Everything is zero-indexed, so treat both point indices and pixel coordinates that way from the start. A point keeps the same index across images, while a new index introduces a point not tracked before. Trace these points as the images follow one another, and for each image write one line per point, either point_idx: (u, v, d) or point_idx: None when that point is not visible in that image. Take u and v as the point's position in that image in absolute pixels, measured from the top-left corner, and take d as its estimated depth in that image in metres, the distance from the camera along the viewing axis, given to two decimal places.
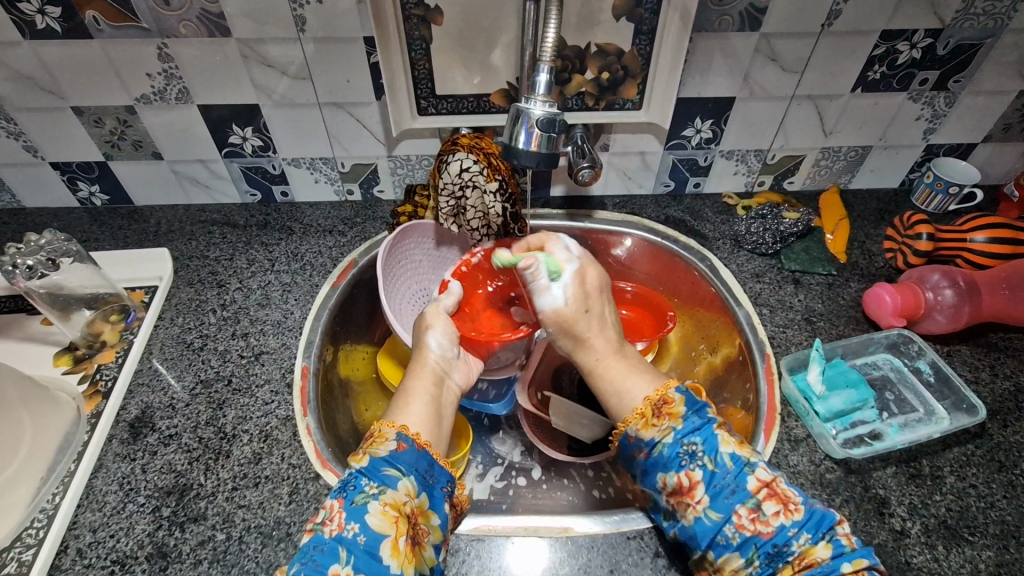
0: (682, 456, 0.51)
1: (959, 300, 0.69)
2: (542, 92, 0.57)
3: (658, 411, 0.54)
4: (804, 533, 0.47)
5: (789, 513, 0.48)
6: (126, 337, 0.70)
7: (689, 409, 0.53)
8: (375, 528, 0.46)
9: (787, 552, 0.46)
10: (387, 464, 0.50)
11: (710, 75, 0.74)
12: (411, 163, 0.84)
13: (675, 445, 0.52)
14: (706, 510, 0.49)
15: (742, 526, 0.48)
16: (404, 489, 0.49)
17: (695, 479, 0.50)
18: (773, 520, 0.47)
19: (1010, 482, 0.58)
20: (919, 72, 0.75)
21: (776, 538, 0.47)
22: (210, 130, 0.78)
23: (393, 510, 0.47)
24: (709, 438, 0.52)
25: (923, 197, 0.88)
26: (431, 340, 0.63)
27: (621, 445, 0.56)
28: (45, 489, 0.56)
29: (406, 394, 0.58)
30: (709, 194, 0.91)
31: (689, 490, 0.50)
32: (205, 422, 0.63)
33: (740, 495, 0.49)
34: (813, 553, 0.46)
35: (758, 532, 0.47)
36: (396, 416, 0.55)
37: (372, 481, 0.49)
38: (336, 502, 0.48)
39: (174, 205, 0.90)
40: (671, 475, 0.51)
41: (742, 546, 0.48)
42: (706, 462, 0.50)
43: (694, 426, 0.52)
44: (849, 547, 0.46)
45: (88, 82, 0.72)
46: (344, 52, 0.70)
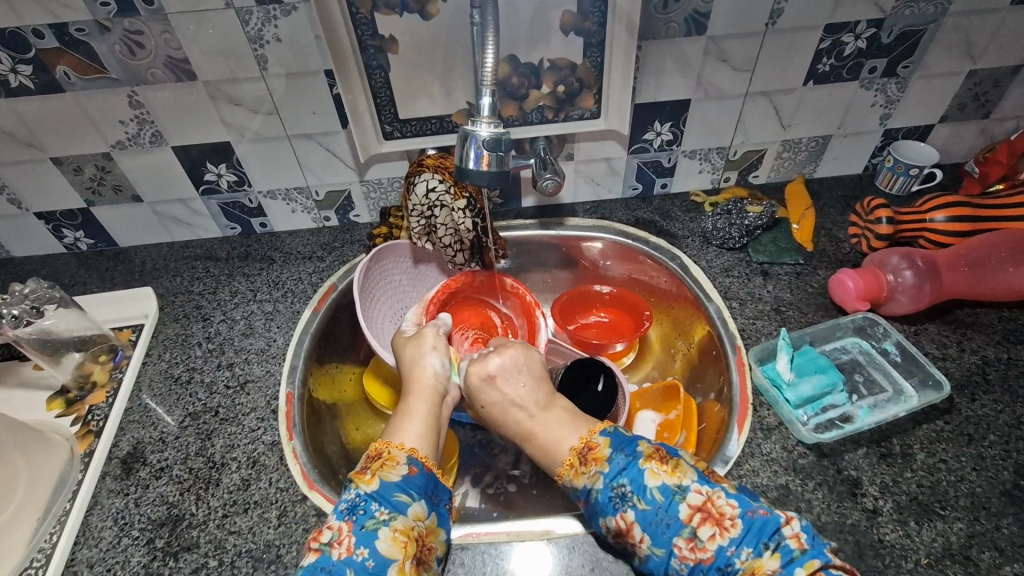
0: (613, 500, 0.52)
1: (920, 280, 0.71)
2: (489, 113, 0.59)
3: (584, 459, 0.56)
4: (744, 548, 0.47)
5: (726, 531, 0.48)
6: (116, 376, 0.73)
7: (613, 450, 0.55)
8: (384, 554, 0.48)
9: (732, 572, 0.47)
10: (399, 489, 0.52)
11: (663, 80, 0.77)
12: (384, 186, 0.86)
13: (605, 491, 0.53)
14: (650, 548, 0.50)
15: (685, 557, 0.49)
16: (414, 514, 0.51)
17: (630, 519, 0.51)
18: (711, 545, 0.48)
19: (980, 454, 0.59)
20: (867, 60, 0.78)
21: (718, 561, 0.48)
22: (186, 170, 0.81)
23: (402, 535, 0.50)
24: (635, 476, 0.52)
25: (886, 180, 0.90)
26: (433, 360, 0.64)
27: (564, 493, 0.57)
28: (44, 528, 0.58)
29: (408, 412, 0.60)
30: (677, 194, 0.93)
31: (628, 532, 0.51)
32: (195, 453, 0.64)
33: (675, 527, 0.50)
34: (760, 567, 0.46)
35: (700, 560, 0.48)
36: (398, 437, 0.57)
37: (383, 507, 0.51)
38: (345, 525, 0.50)
39: (158, 244, 0.92)
40: (610, 519, 0.52)
41: (693, 575, 0.49)
42: (636, 503, 0.51)
43: (619, 468, 0.53)
44: (798, 550, 0.46)
45: (65, 132, 0.75)
46: (309, 86, 0.72)
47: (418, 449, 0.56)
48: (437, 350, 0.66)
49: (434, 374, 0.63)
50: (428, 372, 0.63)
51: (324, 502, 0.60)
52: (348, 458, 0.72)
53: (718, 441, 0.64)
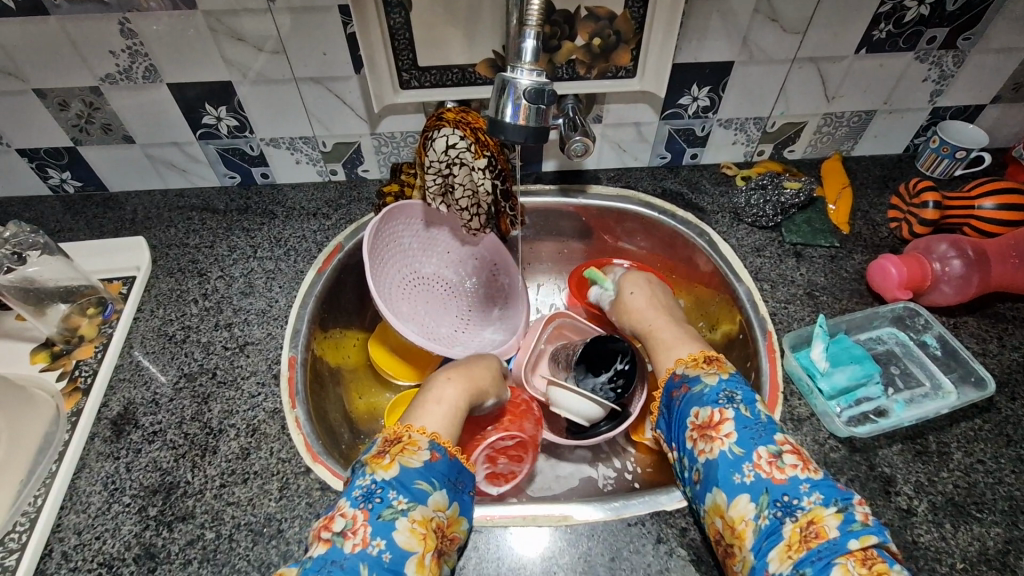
0: (720, 397, 0.53)
1: (968, 270, 0.67)
2: (530, 59, 0.53)
3: (709, 360, 0.57)
4: (817, 492, 0.46)
5: (807, 471, 0.47)
6: (105, 331, 0.68)
7: (738, 371, 0.57)
8: (403, 546, 0.45)
9: (797, 506, 0.46)
10: (419, 478, 0.49)
11: (707, 39, 0.70)
12: (396, 141, 0.80)
13: (716, 387, 0.54)
14: (730, 445, 0.50)
15: (759, 467, 0.48)
16: (435, 505, 0.48)
17: (727, 416, 0.52)
18: (790, 471, 0.47)
19: (1019, 456, 0.57)
20: (927, 30, 0.71)
21: (787, 489, 0.47)
22: (182, 111, 0.74)
23: (421, 527, 0.46)
24: (748, 392, 0.54)
25: (928, 162, 0.84)
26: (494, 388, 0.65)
27: (664, 387, 0.59)
28: (26, 492, 0.54)
29: (434, 402, 0.58)
30: (707, 165, 0.87)
31: (717, 424, 0.52)
32: (190, 418, 0.61)
33: (766, 440, 0.50)
34: (821, 519, 0.44)
35: (772, 477, 0.47)
36: (421, 420, 0.55)
37: (401, 496, 0.47)
38: (360, 513, 0.46)
39: (151, 190, 0.86)
40: (705, 410, 0.53)
41: (754, 488, 0.48)
42: (742, 407, 0.52)
43: (738, 381, 0.55)
44: (861, 522, 0.44)
45: (49, 62, 0.68)
46: (320, 23, 0.66)
47: (440, 434, 0.54)
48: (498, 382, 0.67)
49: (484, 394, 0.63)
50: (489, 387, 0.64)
51: (328, 476, 0.57)
52: (352, 427, 0.70)
53: None
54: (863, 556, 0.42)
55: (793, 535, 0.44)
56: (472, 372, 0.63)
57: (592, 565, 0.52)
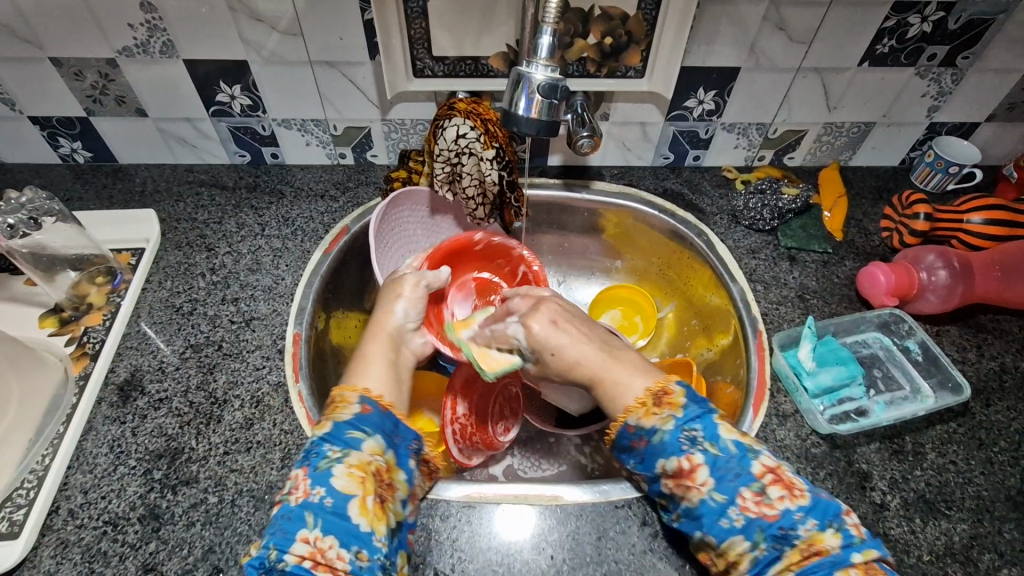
0: (682, 441, 0.51)
1: (953, 281, 0.70)
2: (545, 55, 0.54)
3: (658, 401, 0.54)
4: (810, 518, 0.47)
5: (795, 498, 0.48)
6: (113, 300, 0.69)
7: (689, 399, 0.54)
8: (342, 490, 0.47)
9: (793, 535, 0.47)
10: (350, 427, 0.51)
11: (716, 44, 0.72)
12: (406, 128, 0.82)
13: (675, 432, 0.52)
14: (710, 493, 0.49)
15: (746, 508, 0.48)
16: (369, 449, 0.50)
17: (698, 462, 0.50)
18: (779, 504, 0.48)
19: (989, 459, 0.60)
20: (927, 46, 0.74)
21: (781, 521, 0.47)
22: (197, 87, 0.75)
23: (358, 471, 0.49)
24: (709, 425, 0.52)
25: (922, 175, 0.87)
26: (399, 305, 0.62)
27: (616, 435, 0.55)
28: (35, 451, 0.56)
29: (364, 355, 0.59)
30: (708, 167, 0.89)
31: (690, 473, 0.50)
32: (196, 387, 0.62)
33: (744, 478, 0.49)
34: (821, 540, 0.46)
35: (762, 514, 0.47)
36: (355, 380, 0.56)
37: (334, 446, 0.50)
38: (301, 471, 0.49)
39: (160, 164, 0.87)
40: (671, 460, 0.51)
41: (747, 529, 0.47)
42: (708, 447, 0.51)
43: (694, 414, 0.52)
44: (858, 537, 0.47)
45: (67, 30, 0.68)
46: (338, 7, 0.67)
47: (373, 389, 0.56)
48: (410, 299, 0.63)
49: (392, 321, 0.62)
50: (393, 323, 0.61)
51: None
52: None
53: (732, 422, 0.64)
54: (867, 568, 0.45)
55: (798, 564, 0.46)
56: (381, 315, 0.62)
57: (580, 543, 0.54)
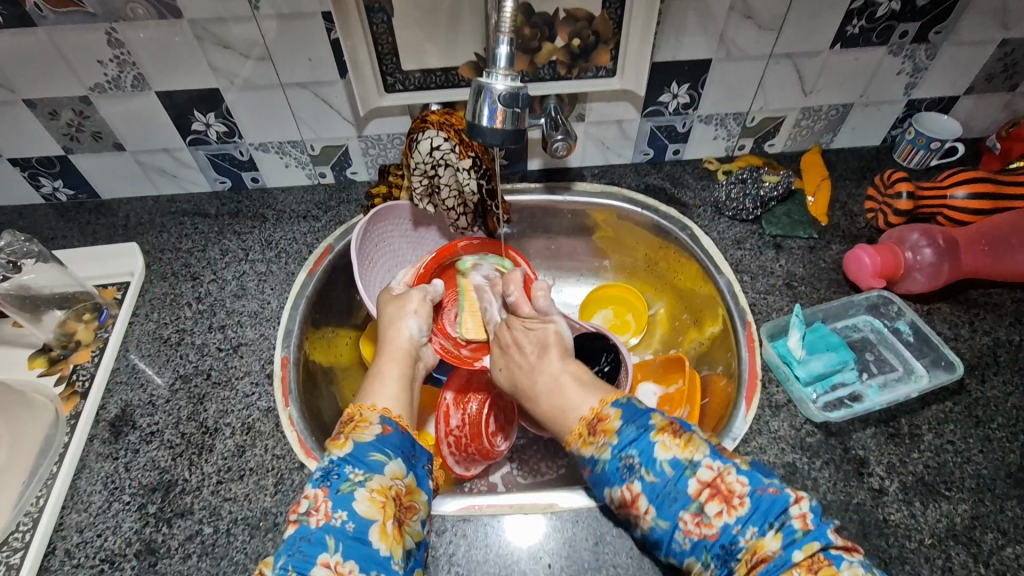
0: (621, 470, 0.52)
1: (939, 258, 0.69)
2: (505, 65, 0.54)
3: (593, 429, 0.55)
4: (748, 528, 0.46)
5: (733, 510, 0.47)
6: (101, 335, 0.69)
7: (624, 421, 0.54)
8: (363, 515, 0.48)
9: (736, 550, 0.46)
10: (372, 449, 0.52)
11: (685, 37, 0.72)
12: (383, 143, 0.82)
13: (613, 461, 0.52)
14: (655, 520, 0.49)
15: (689, 532, 0.48)
16: (390, 473, 0.51)
17: (637, 491, 0.50)
18: (717, 521, 0.47)
19: (987, 436, 0.59)
20: (899, 24, 0.73)
21: (721, 538, 0.47)
22: (172, 118, 0.76)
23: (380, 495, 0.49)
24: (643, 449, 0.51)
25: (905, 153, 0.86)
26: (412, 322, 0.66)
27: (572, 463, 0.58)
28: (29, 492, 0.56)
29: (380, 375, 0.61)
30: (689, 160, 0.89)
31: (633, 503, 0.51)
32: (187, 418, 0.62)
33: (682, 501, 0.49)
34: (762, 547, 0.45)
35: (704, 535, 0.47)
36: (371, 399, 0.58)
37: (357, 469, 0.50)
38: (320, 491, 0.49)
39: (142, 197, 0.87)
40: (615, 488, 0.52)
41: (695, 550, 0.48)
42: (644, 474, 0.50)
43: (629, 439, 0.52)
44: (801, 531, 0.45)
45: (38, 71, 0.69)
46: (304, 29, 0.67)
47: (390, 409, 0.57)
48: (419, 315, 0.66)
49: (409, 339, 0.65)
50: (404, 337, 0.65)
51: None
52: None
53: (726, 417, 0.64)
54: (811, 564, 0.43)
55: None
56: (395, 335, 0.65)
57: (577, 550, 0.54)
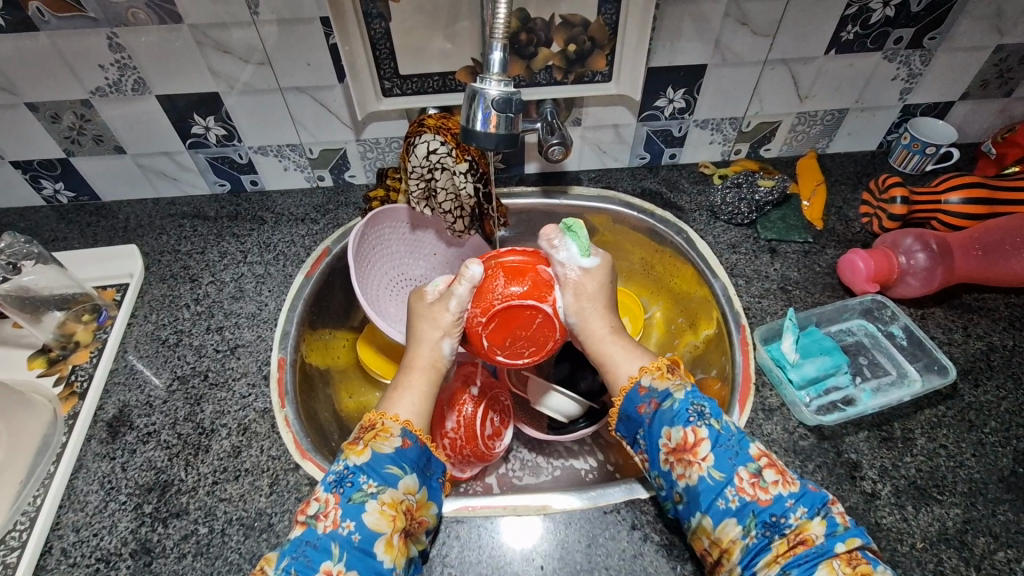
0: (690, 413, 0.53)
1: (932, 263, 0.69)
2: (498, 70, 0.55)
3: (672, 370, 0.57)
4: (801, 507, 0.48)
5: (787, 484, 0.49)
6: (100, 336, 0.70)
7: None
8: (371, 527, 0.48)
9: (784, 524, 0.48)
10: (390, 462, 0.51)
11: (680, 42, 0.72)
12: (381, 147, 0.82)
13: (685, 402, 0.54)
14: (710, 470, 0.50)
15: (743, 490, 0.49)
16: (403, 487, 0.51)
17: (702, 436, 0.52)
18: (773, 489, 0.49)
19: (980, 440, 0.59)
20: (893, 30, 0.74)
21: (774, 508, 0.48)
22: (172, 121, 0.76)
23: (390, 509, 0.49)
24: (715, 405, 0.54)
25: (900, 158, 0.87)
26: (445, 343, 0.60)
27: (627, 398, 0.57)
28: (26, 492, 0.57)
29: (400, 384, 0.59)
30: (686, 164, 0.90)
31: (694, 447, 0.51)
32: (183, 418, 0.63)
33: (742, 458, 0.51)
34: (808, 529, 0.47)
35: (756, 498, 0.49)
36: (389, 408, 0.57)
37: (371, 480, 0.50)
38: (332, 497, 0.49)
39: (142, 199, 0.88)
40: (677, 430, 0.52)
41: (741, 511, 0.49)
42: (713, 423, 0.52)
43: (703, 392, 0.55)
44: (842, 525, 0.48)
45: (40, 75, 0.69)
46: (302, 34, 0.68)
47: (412, 421, 0.56)
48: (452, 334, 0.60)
49: (440, 356, 0.60)
50: (433, 351, 0.60)
51: (317, 471, 0.59)
52: (341, 425, 0.72)
53: None
54: (850, 558, 0.46)
55: (785, 555, 0.46)
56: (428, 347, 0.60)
57: (570, 552, 0.54)
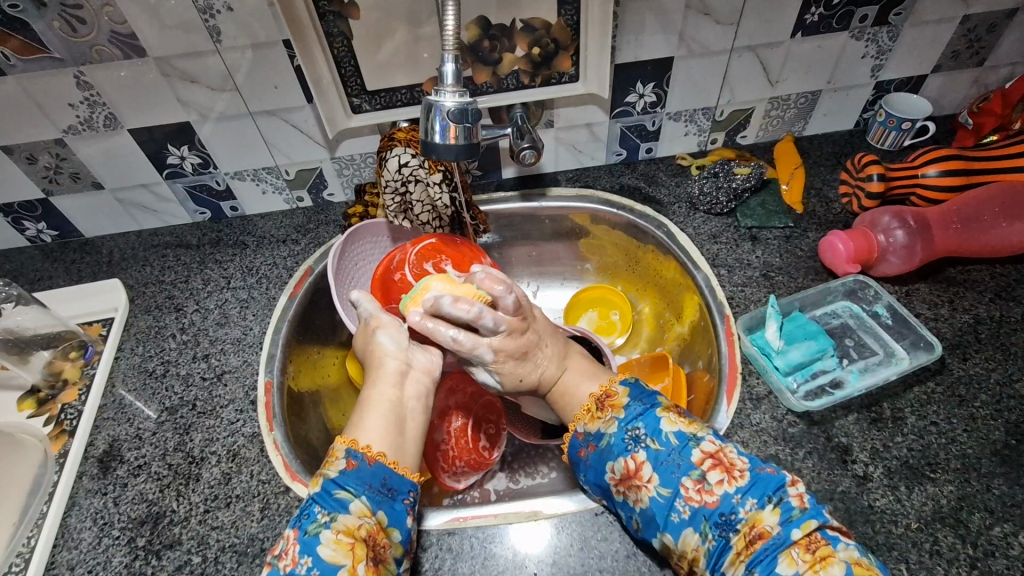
0: (627, 441, 0.53)
1: (911, 239, 0.69)
2: (452, 82, 0.55)
3: (601, 405, 0.56)
4: (749, 499, 0.48)
5: (734, 480, 0.49)
6: (87, 373, 0.70)
7: (631, 398, 0.55)
8: (328, 560, 0.46)
9: (735, 520, 0.47)
10: (338, 488, 0.50)
11: (645, 37, 0.72)
12: (357, 163, 0.83)
13: (618, 433, 0.54)
14: (656, 489, 0.50)
15: (691, 499, 0.49)
16: (357, 512, 0.49)
17: (641, 460, 0.52)
18: (718, 490, 0.49)
19: (971, 415, 0.59)
20: (858, 9, 0.73)
21: (723, 507, 0.48)
22: (147, 154, 0.77)
23: (346, 537, 0.48)
24: (650, 421, 0.53)
25: (878, 135, 0.86)
26: (382, 337, 0.59)
27: (571, 445, 0.58)
28: (20, 533, 0.57)
29: (364, 401, 0.56)
30: (663, 158, 0.89)
31: (636, 472, 0.51)
32: (173, 449, 0.63)
33: (686, 468, 0.50)
34: (761, 520, 0.47)
35: (705, 503, 0.49)
36: (351, 428, 0.55)
37: (323, 509, 0.49)
38: (292, 533, 0.49)
39: (125, 232, 0.88)
40: (618, 461, 0.53)
41: (694, 519, 0.49)
42: (650, 443, 0.52)
43: (635, 413, 0.54)
44: (798, 508, 0.47)
45: (11, 119, 0.70)
46: (268, 58, 0.68)
47: (361, 440, 0.54)
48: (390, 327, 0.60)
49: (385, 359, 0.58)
50: (383, 356, 0.59)
51: (308, 493, 0.59)
52: (333, 443, 0.72)
53: (708, 412, 0.64)
54: (808, 540, 0.45)
55: (744, 551, 0.46)
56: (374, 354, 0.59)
57: (563, 557, 0.54)
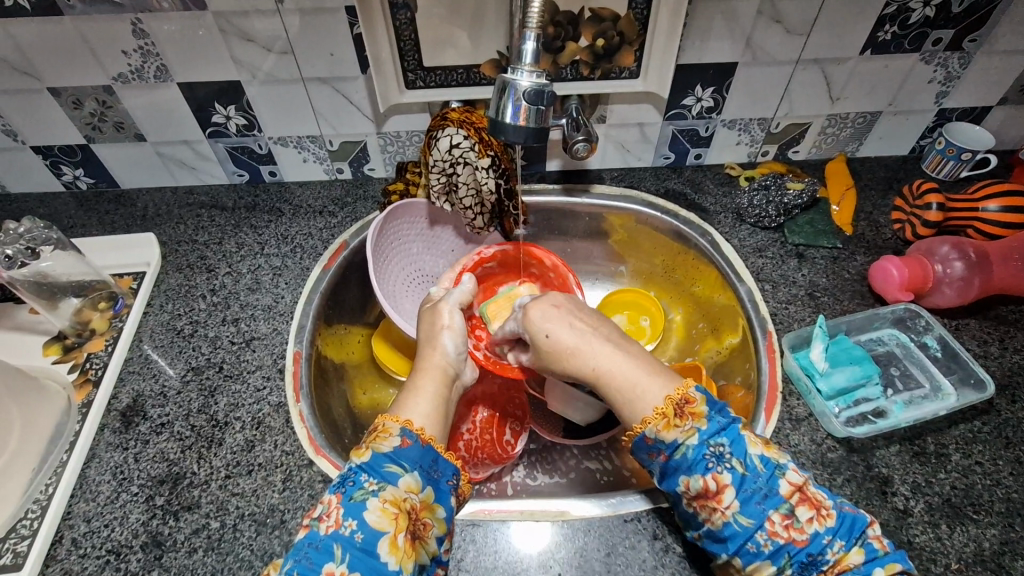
0: (708, 459, 0.48)
1: (970, 272, 0.67)
2: (530, 61, 0.54)
3: (680, 412, 0.50)
4: (838, 540, 0.46)
5: (824, 518, 0.46)
6: (115, 325, 0.69)
7: (713, 409, 0.50)
8: (373, 525, 0.45)
9: (821, 561, 0.45)
10: (389, 461, 0.49)
11: (711, 41, 0.71)
12: (402, 140, 0.81)
13: (699, 447, 0.49)
14: (736, 516, 0.47)
15: (776, 534, 0.46)
16: (405, 485, 0.48)
17: (724, 483, 0.48)
18: (808, 528, 0.46)
19: (1018, 458, 0.57)
20: (932, 31, 0.71)
21: (810, 546, 0.46)
22: (192, 110, 0.76)
23: (392, 506, 0.46)
24: (735, 440, 0.49)
25: (934, 164, 0.84)
26: (446, 340, 0.59)
27: (634, 445, 0.52)
28: (38, 480, 0.56)
29: (414, 387, 0.56)
30: (710, 166, 0.88)
31: (716, 495, 0.48)
32: (197, 410, 0.62)
33: (773, 500, 0.47)
34: (845, 560, 0.45)
35: (792, 540, 0.46)
36: (399, 408, 0.54)
37: (372, 478, 0.48)
38: (335, 497, 0.47)
39: (161, 188, 0.87)
40: (697, 479, 0.49)
41: (775, 554, 0.46)
42: (735, 465, 0.48)
43: (719, 427, 0.50)
44: (881, 551, 0.46)
45: (63, 60, 0.69)
46: (327, 24, 0.67)
47: (415, 422, 0.53)
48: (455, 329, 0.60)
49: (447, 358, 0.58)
50: (440, 354, 0.59)
51: (331, 468, 0.58)
52: (354, 420, 0.71)
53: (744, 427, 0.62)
54: None
55: None
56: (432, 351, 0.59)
57: (588, 560, 0.52)
